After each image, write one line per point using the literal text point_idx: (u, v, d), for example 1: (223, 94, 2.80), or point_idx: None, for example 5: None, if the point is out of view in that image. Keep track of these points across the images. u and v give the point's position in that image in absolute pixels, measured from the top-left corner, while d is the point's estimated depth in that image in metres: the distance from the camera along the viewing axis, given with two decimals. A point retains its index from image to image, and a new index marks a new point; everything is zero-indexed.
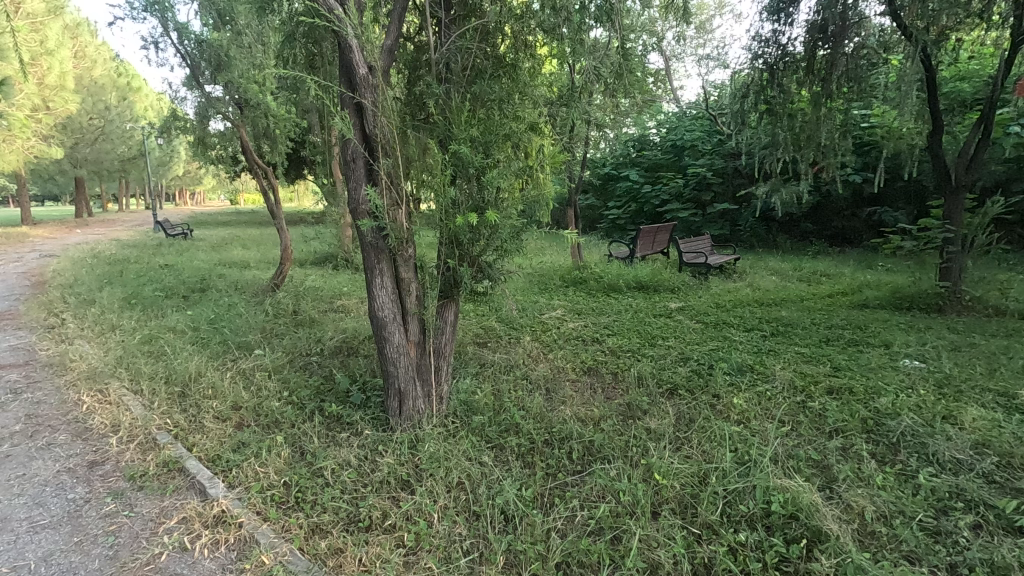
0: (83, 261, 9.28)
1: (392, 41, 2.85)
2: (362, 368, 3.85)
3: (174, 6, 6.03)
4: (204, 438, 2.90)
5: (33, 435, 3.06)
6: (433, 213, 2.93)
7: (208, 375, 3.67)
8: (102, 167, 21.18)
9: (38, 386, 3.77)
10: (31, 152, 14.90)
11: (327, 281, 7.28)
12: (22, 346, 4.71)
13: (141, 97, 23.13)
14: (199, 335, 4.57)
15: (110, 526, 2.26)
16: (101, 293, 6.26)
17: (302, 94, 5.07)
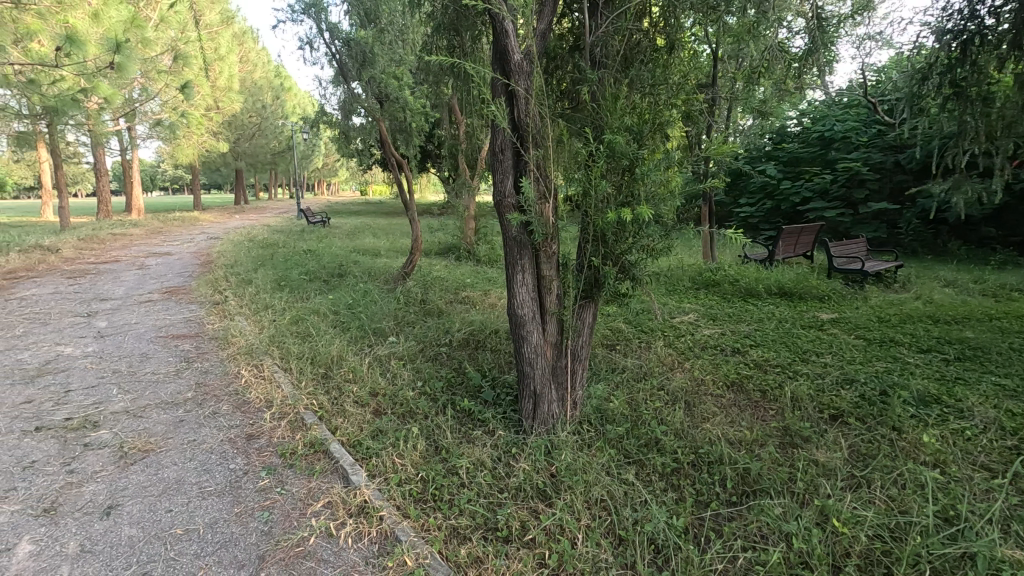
0: (241, 244, 10.35)
1: (545, 25, 2.70)
2: (491, 363, 3.80)
3: (328, 8, 6.42)
4: (346, 422, 2.99)
5: (202, 403, 3.36)
6: (580, 207, 2.73)
7: (347, 358, 3.83)
8: (258, 160, 23.65)
9: (206, 357, 4.18)
10: (203, 146, 17.00)
11: (451, 271, 7.44)
12: (194, 319, 5.29)
13: (289, 97, 25.52)
14: (339, 319, 4.82)
15: (265, 501, 2.37)
16: (256, 275, 6.89)
17: (438, 87, 5.14)
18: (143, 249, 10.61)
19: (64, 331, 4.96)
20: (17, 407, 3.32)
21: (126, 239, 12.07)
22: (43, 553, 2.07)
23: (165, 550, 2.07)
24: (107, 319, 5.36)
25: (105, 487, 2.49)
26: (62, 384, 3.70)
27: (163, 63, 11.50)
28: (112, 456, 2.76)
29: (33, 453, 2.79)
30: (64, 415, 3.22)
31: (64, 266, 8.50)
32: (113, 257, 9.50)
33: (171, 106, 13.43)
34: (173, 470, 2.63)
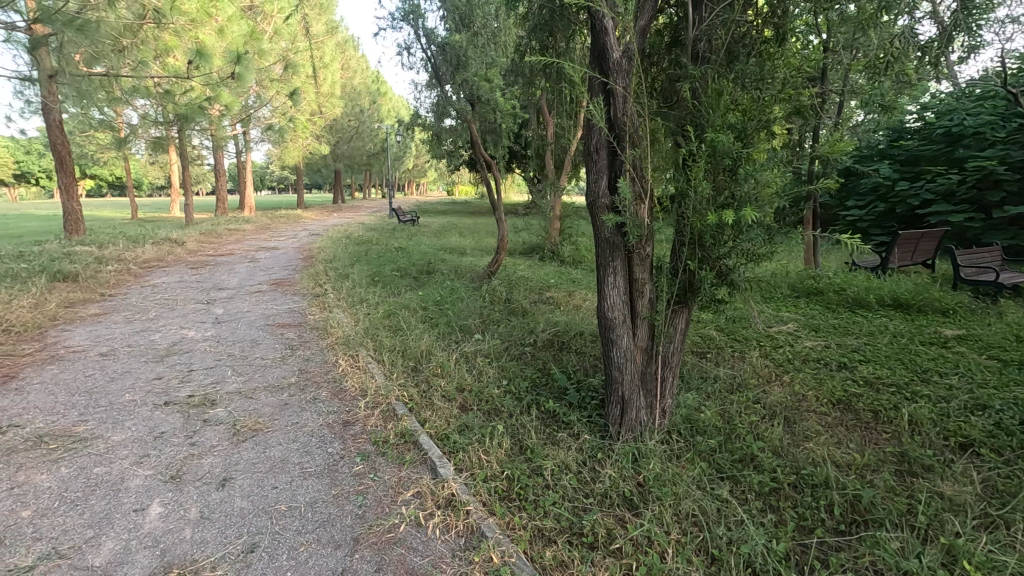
0: (338, 240, 11.00)
1: (646, 21, 2.63)
2: (576, 366, 3.76)
3: (425, 14, 6.65)
4: (434, 416, 3.08)
5: (304, 388, 3.60)
6: (677, 209, 2.63)
7: (435, 353, 3.94)
8: (355, 161, 25.01)
9: (307, 345, 4.47)
10: (307, 149, 18.24)
11: (536, 271, 7.46)
12: (297, 309, 5.68)
13: (384, 101, 26.76)
14: (428, 315, 4.98)
15: (359, 486, 2.49)
16: (352, 270, 7.29)
17: (529, 87, 5.16)
18: (254, 244, 11.57)
19: (188, 316, 5.50)
20: (150, 383, 3.72)
21: (240, 234, 13.21)
22: (169, 516, 2.29)
23: (271, 524, 2.23)
24: (224, 307, 5.89)
25: (221, 460, 2.72)
26: (186, 364, 4.10)
27: (276, 72, 12.47)
28: (228, 432, 3.02)
29: (162, 424, 3.11)
30: (188, 392, 3.57)
31: (189, 257, 9.45)
32: (229, 250, 10.43)
33: (281, 112, 14.52)
34: (278, 449, 2.83)
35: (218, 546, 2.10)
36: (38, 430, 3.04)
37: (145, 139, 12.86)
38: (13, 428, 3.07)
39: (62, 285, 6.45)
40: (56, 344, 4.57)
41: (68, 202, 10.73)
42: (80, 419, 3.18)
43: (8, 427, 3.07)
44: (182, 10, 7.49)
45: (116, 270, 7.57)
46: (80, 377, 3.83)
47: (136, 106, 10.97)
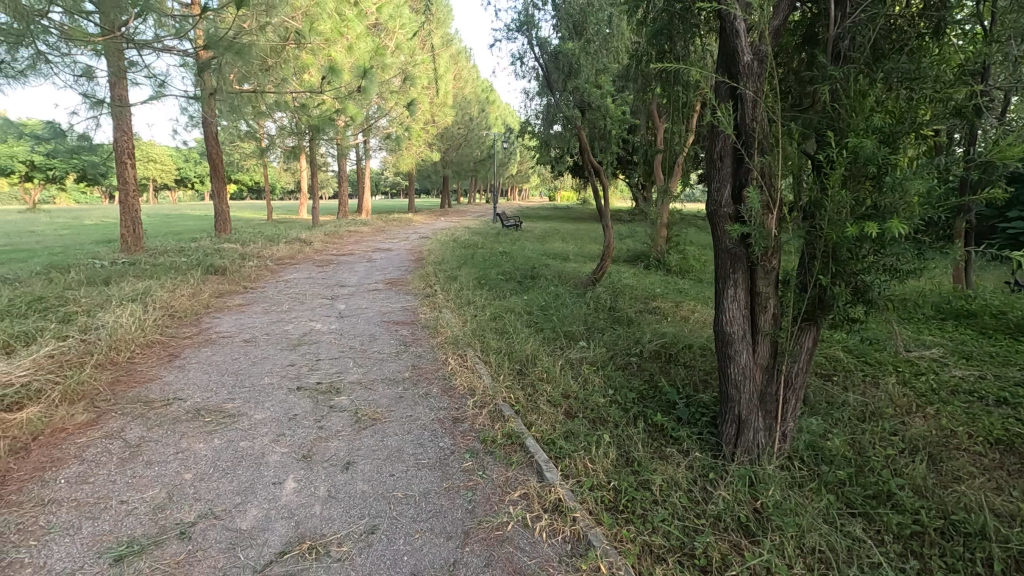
0: (447, 243, 11.48)
1: (780, 21, 2.48)
2: (685, 380, 3.63)
3: (539, 23, 6.77)
4: (540, 420, 3.12)
5: (417, 383, 3.80)
6: (808, 220, 2.46)
7: (541, 358, 3.99)
8: (463, 167, 25.95)
9: (419, 342, 4.72)
10: (420, 156, 19.24)
11: (641, 280, 7.29)
12: (410, 308, 6.02)
13: (492, 108, 27.55)
14: (533, 319, 5.06)
15: (469, 482, 2.58)
16: (460, 272, 7.58)
17: (641, 93, 5.06)
18: (371, 245, 12.41)
19: (315, 309, 6.02)
20: (285, 369, 4.13)
21: (358, 236, 14.24)
22: (302, 491, 2.53)
23: (389, 509, 2.38)
24: (345, 303, 6.38)
25: (345, 444, 2.96)
26: (314, 353, 4.50)
27: (395, 84, 13.29)
28: (351, 419, 3.27)
29: (295, 407, 3.44)
30: (316, 379, 3.92)
31: (315, 256, 10.33)
32: (349, 250, 11.27)
33: (398, 122, 15.46)
34: (394, 439, 3.02)
35: (343, 524, 2.28)
36: (196, 404, 3.49)
37: (282, 148, 14.28)
38: (177, 400, 3.54)
39: (214, 278, 7.34)
40: (209, 330, 5.21)
41: (218, 204, 12.12)
42: (229, 397, 3.60)
43: (173, 400, 3.55)
44: (319, 31, 8.25)
45: (257, 266, 8.48)
46: (228, 360, 4.34)
47: (276, 119, 12.22)
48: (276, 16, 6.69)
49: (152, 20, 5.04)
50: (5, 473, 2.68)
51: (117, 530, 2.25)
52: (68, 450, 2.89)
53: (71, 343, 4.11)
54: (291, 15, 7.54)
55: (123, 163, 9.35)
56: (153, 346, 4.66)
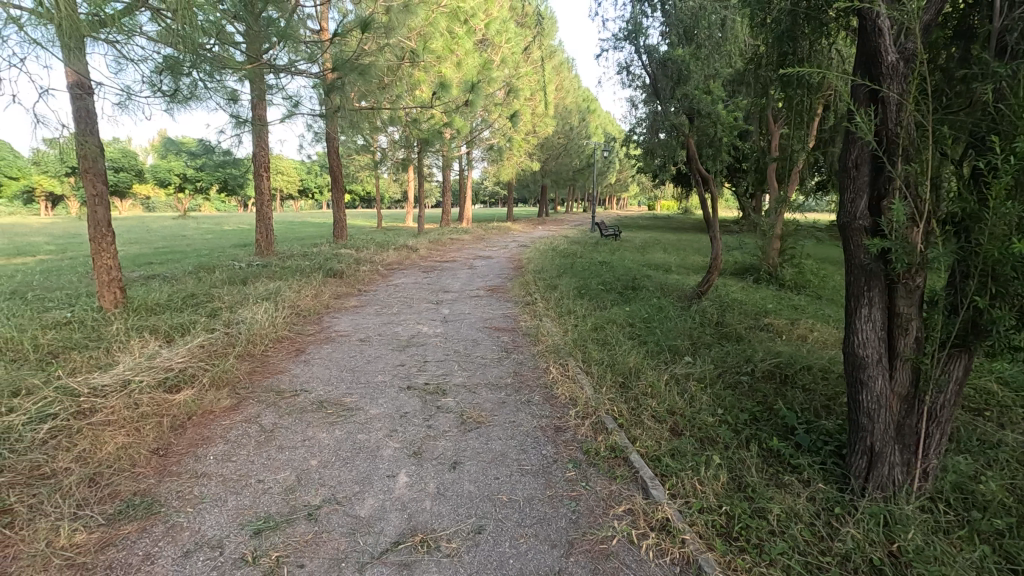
0: (546, 252, 11.57)
1: (933, 15, 2.25)
2: (804, 404, 3.38)
3: (647, 31, 6.66)
4: (644, 435, 3.04)
5: (519, 390, 3.87)
6: (962, 235, 2.21)
7: (645, 372, 3.89)
8: (562, 176, 26.07)
9: (521, 349, 4.80)
10: (521, 166, 19.63)
11: (750, 295, 6.88)
12: (511, 315, 6.14)
13: (593, 117, 27.48)
14: (635, 332, 4.96)
15: (572, 492, 2.58)
16: (560, 281, 7.62)
17: (758, 97, 4.80)
18: (472, 252, 12.81)
19: (422, 313, 6.33)
20: (395, 369, 4.37)
21: (461, 243, 14.77)
22: (414, 486, 2.67)
23: (494, 511, 2.44)
24: (449, 308, 6.63)
25: (452, 444, 3.08)
26: (422, 355, 4.73)
27: (499, 97, 13.71)
28: (457, 421, 3.40)
29: (406, 406, 3.63)
30: (424, 380, 4.11)
31: (421, 262, 10.85)
32: (452, 257, 11.73)
33: (501, 133, 15.88)
34: (498, 443, 3.09)
35: (451, 522, 2.37)
36: (320, 396, 3.80)
37: (394, 160, 15.21)
38: (303, 392, 3.88)
39: (332, 281, 7.96)
40: (329, 329, 5.66)
41: (336, 212, 13.11)
42: (347, 392, 3.89)
43: (300, 391, 3.90)
44: (432, 49, 8.69)
45: (370, 271, 9.08)
46: (346, 357, 4.68)
47: (389, 133, 13.05)
48: (395, 37, 7.16)
49: (290, 48, 5.60)
50: (167, 446, 3.08)
51: (255, 506, 2.51)
52: (215, 430, 3.28)
53: (218, 336, 4.66)
54: (408, 36, 8.01)
55: (260, 176, 10.44)
56: (283, 341, 5.14)
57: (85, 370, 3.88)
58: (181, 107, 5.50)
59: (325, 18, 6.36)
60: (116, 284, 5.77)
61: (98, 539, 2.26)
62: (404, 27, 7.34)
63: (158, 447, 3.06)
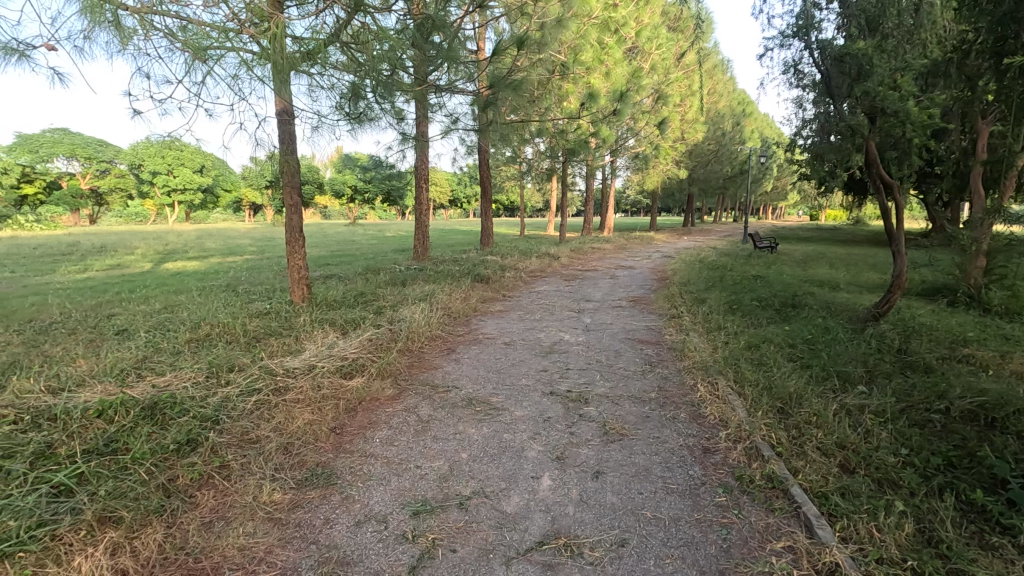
0: (692, 264, 11.04)
1: None
2: (1021, 454, 2.81)
3: (821, 25, 6.10)
4: (808, 467, 2.77)
5: (664, 406, 3.74)
6: None
7: (808, 399, 3.53)
8: (711, 184, 24.72)
9: (665, 364, 4.65)
10: (666, 173, 19.00)
11: (943, 320, 5.91)
12: (655, 328, 5.96)
13: (749, 121, 25.71)
14: (796, 354, 4.53)
15: (723, 518, 2.43)
16: (709, 295, 7.22)
17: (962, 91, 4.13)
18: (613, 262, 12.66)
19: (564, 321, 6.42)
20: (539, 373, 4.49)
21: (602, 253, 14.68)
22: (557, 490, 2.72)
23: (638, 526, 2.39)
24: (591, 317, 6.63)
25: (594, 453, 3.08)
26: (564, 362, 4.80)
27: (647, 104, 13.49)
28: (599, 431, 3.39)
29: (548, 410, 3.71)
30: (566, 387, 4.16)
31: (562, 270, 11.00)
32: (593, 267, 11.71)
33: (647, 140, 15.55)
34: (642, 457, 3.02)
35: (595, 530, 2.37)
36: (469, 394, 4.04)
37: (539, 171, 15.65)
38: (455, 388, 4.16)
39: (480, 285, 8.40)
40: (476, 331, 5.99)
41: (484, 220, 13.79)
42: (493, 392, 4.08)
43: (452, 387, 4.18)
44: (582, 61, 8.94)
45: (514, 277, 9.43)
46: (493, 359, 4.91)
47: (537, 145, 13.48)
48: (547, 52, 7.36)
49: (451, 68, 6.02)
50: (342, 426, 3.50)
51: (414, 489, 2.74)
52: (381, 416, 3.65)
53: (383, 332, 5.18)
54: (560, 50, 8.21)
55: (420, 187, 11.39)
56: (436, 340, 5.55)
57: (280, 354, 4.56)
58: (360, 128, 6.21)
59: (483, 39, 6.74)
60: (304, 281, 6.66)
61: (290, 500, 2.64)
62: (557, 41, 7.52)
63: (335, 426, 3.48)
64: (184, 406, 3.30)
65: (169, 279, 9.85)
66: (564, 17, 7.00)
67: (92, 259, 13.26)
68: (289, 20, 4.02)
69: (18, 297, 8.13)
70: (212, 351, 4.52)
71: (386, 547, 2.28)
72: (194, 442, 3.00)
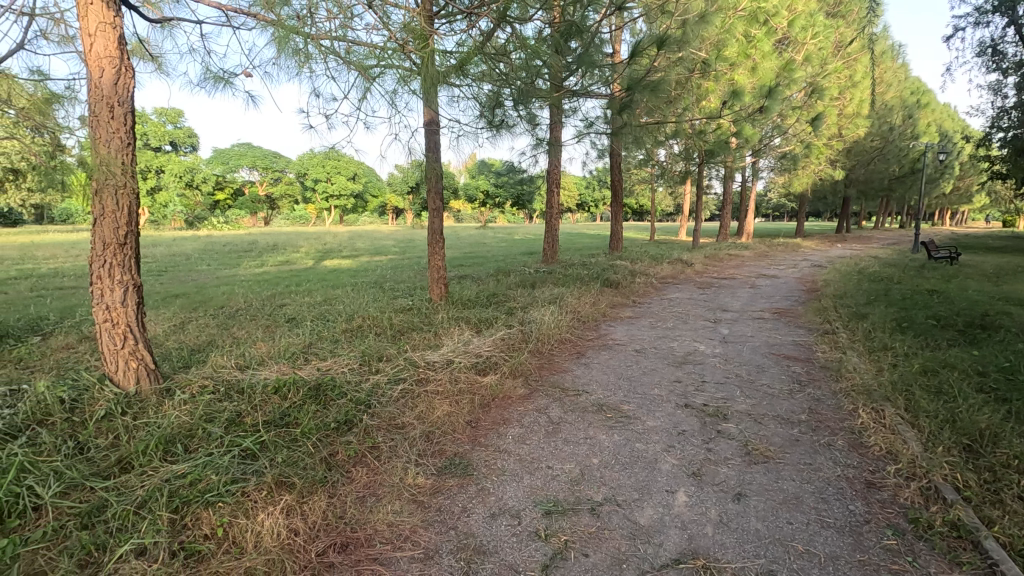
0: (849, 274, 9.89)
1: None
2: None
3: None
4: (1006, 519, 2.34)
5: (817, 430, 3.40)
6: None
7: (1006, 439, 2.99)
8: (873, 185, 21.99)
9: (817, 384, 4.21)
10: (819, 174, 17.28)
11: None
12: (805, 343, 5.43)
13: (925, 113, 22.45)
14: (988, 384, 3.85)
15: (892, 564, 2.15)
16: (871, 310, 6.42)
17: None
18: (753, 270, 11.78)
19: (699, 331, 6.10)
20: (672, 384, 4.31)
21: (740, 260, 13.73)
22: (694, 507, 2.59)
23: (787, 558, 2.20)
24: (729, 328, 6.23)
25: (735, 473, 2.89)
26: (700, 374, 4.56)
27: (798, 99, 12.40)
28: (741, 450, 3.17)
29: (684, 423, 3.55)
30: (703, 400, 3.95)
31: (697, 277, 10.49)
32: (731, 274, 11.00)
33: (797, 138, 14.26)
34: (791, 484, 2.77)
35: (737, 556, 2.22)
36: (600, 399, 4.00)
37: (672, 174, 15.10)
38: (585, 392, 4.15)
39: (609, 290, 8.31)
40: (606, 336, 5.91)
41: (614, 224, 13.60)
42: (625, 399, 4.00)
43: (582, 391, 4.17)
44: (725, 57, 8.47)
45: (644, 283, 9.17)
46: (623, 366, 4.82)
47: (671, 147, 13.01)
48: (688, 50, 7.07)
49: (586, 74, 6.02)
50: (477, 420, 3.66)
51: (545, 488, 2.78)
52: (513, 414, 3.75)
53: (515, 332, 5.33)
54: (701, 47, 7.85)
55: (551, 191, 11.54)
56: (566, 343, 5.58)
57: (422, 347, 4.90)
58: (497, 135, 6.47)
59: (619, 41, 6.66)
60: (443, 281, 7.08)
61: (431, 485, 2.82)
62: (699, 37, 7.18)
63: (470, 419, 3.65)
64: (342, 389, 3.68)
65: (328, 275, 11.07)
66: (708, 13, 6.69)
67: (268, 255, 15.35)
68: (439, 36, 4.31)
69: (214, 286, 9.67)
70: (364, 341, 4.99)
71: (520, 542, 2.33)
72: (350, 423, 3.33)
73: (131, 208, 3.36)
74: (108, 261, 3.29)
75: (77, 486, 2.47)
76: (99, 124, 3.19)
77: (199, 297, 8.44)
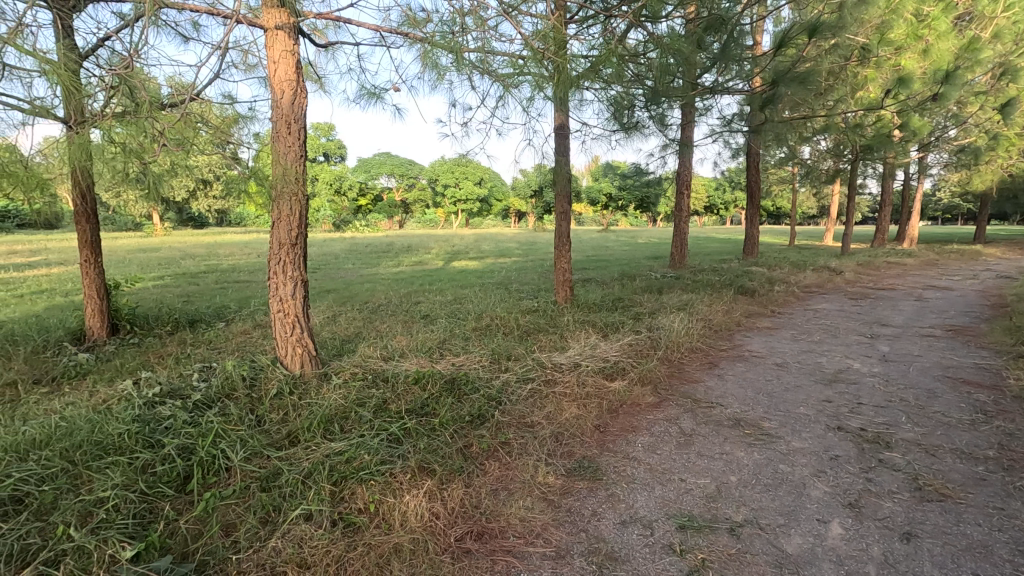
0: None
1: None
2: None
3: None
4: None
5: (1010, 470, 2.89)
6: None
7: None
8: None
9: (1009, 417, 3.58)
10: (1008, 168, 14.70)
11: None
12: (991, 368, 4.64)
13: None
14: None
15: None
16: None
17: None
18: (919, 280, 10.32)
19: (852, 346, 5.49)
20: (821, 404, 3.92)
21: (902, 268, 12.12)
22: (852, 542, 2.33)
23: None
24: (889, 345, 5.52)
25: (902, 510, 2.55)
26: (855, 395, 4.09)
27: (982, 83, 10.65)
28: (909, 484, 2.80)
29: (837, 448, 3.21)
30: (860, 424, 3.54)
31: (847, 287, 9.45)
32: (891, 285, 9.76)
33: (980, 128, 12.25)
34: (977, 530, 2.39)
35: None
36: (737, 414, 3.76)
37: (819, 173, 13.76)
38: (720, 405, 3.93)
39: (744, 298, 7.78)
40: (742, 347, 5.55)
41: (748, 228, 12.71)
42: (766, 416, 3.72)
43: (716, 404, 3.95)
44: (890, 41, 7.51)
45: (785, 291, 8.46)
46: (762, 380, 4.48)
47: (819, 144, 11.86)
48: (844, 35, 6.39)
49: (724, 69, 5.70)
50: (605, 425, 3.63)
51: (679, 502, 2.68)
52: (642, 422, 3.66)
53: (642, 338, 5.20)
54: (861, 32, 7.03)
55: (681, 193, 11.10)
56: (697, 352, 5.33)
57: (549, 349, 4.96)
58: (627, 137, 6.37)
59: (761, 31, 6.23)
60: (568, 283, 7.12)
61: (562, 485, 2.85)
62: (858, 21, 6.46)
63: (598, 423, 3.63)
64: (475, 385, 3.85)
65: (458, 275, 11.66)
66: None
67: (404, 256, 16.57)
68: (572, 39, 4.34)
69: (359, 283, 10.61)
70: (493, 340, 5.17)
71: (652, 554, 2.27)
72: (483, 417, 3.48)
73: (301, 213, 3.80)
74: (282, 259, 3.77)
75: (258, 454, 2.84)
76: (280, 139, 3.67)
77: (346, 293, 9.33)
